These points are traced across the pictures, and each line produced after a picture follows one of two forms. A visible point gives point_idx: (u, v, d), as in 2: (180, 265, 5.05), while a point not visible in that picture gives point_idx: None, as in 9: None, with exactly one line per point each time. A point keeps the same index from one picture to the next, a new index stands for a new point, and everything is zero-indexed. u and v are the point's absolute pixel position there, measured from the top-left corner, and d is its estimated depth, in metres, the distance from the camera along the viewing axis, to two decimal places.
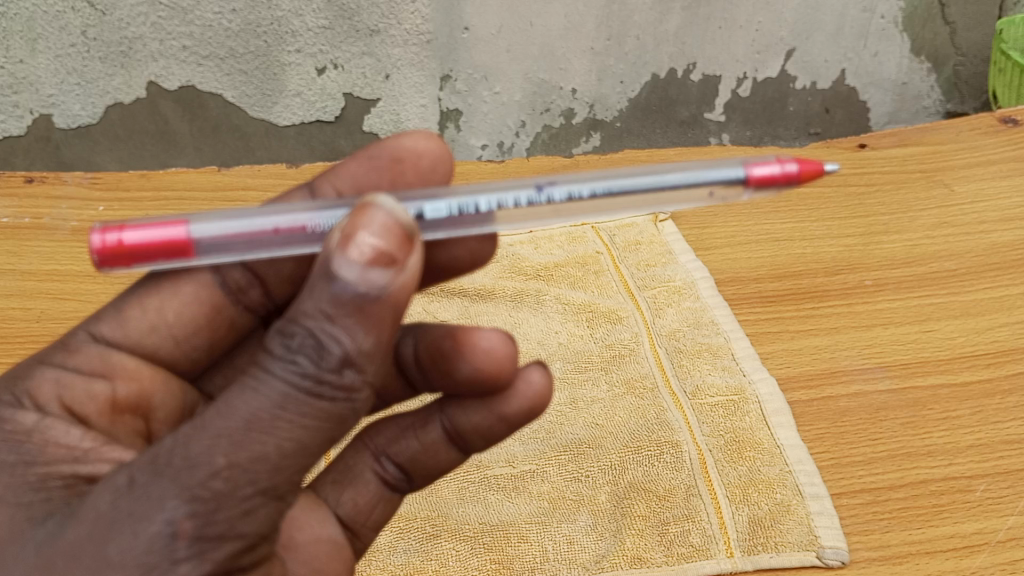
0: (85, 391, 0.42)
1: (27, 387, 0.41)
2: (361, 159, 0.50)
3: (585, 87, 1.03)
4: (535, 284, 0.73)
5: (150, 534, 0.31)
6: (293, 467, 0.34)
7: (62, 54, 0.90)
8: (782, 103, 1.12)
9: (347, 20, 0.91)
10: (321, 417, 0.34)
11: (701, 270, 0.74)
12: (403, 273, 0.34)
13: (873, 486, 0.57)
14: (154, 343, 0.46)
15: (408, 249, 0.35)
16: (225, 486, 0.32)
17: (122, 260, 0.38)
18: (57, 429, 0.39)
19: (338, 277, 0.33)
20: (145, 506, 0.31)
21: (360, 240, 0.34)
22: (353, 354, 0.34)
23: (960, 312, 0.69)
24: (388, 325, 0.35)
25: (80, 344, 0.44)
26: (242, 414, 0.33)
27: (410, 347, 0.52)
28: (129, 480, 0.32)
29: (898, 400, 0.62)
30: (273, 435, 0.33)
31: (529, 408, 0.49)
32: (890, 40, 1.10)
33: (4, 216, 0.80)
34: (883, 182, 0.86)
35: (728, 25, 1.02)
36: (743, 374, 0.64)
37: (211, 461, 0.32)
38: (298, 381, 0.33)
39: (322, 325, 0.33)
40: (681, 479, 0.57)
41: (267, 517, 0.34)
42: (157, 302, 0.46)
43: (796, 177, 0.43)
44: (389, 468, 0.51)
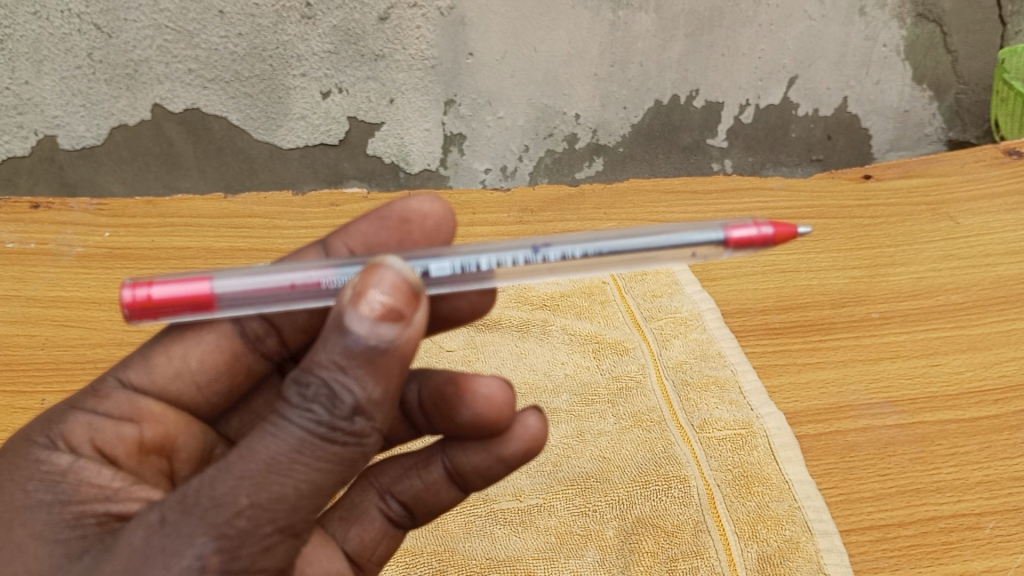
0: (116, 433, 0.43)
1: (61, 430, 0.41)
2: (372, 219, 0.51)
3: (588, 112, 1.02)
4: (541, 314, 0.73)
5: (180, 568, 0.31)
6: (309, 505, 0.34)
7: (68, 76, 0.89)
8: (784, 129, 1.10)
9: (352, 44, 0.91)
10: (333, 460, 0.34)
11: (707, 301, 0.74)
12: (410, 327, 0.35)
13: (882, 524, 0.57)
14: (177, 389, 0.47)
15: (416, 304, 0.35)
16: (249, 524, 0.32)
17: (149, 314, 0.40)
18: (89, 469, 0.40)
19: (350, 331, 0.34)
20: (176, 542, 0.31)
21: (371, 297, 0.34)
22: (364, 403, 0.34)
23: (967, 346, 0.69)
24: (396, 376, 0.35)
25: (108, 389, 0.45)
26: (263, 456, 0.33)
27: (413, 391, 0.52)
28: (161, 517, 0.32)
29: (906, 436, 0.62)
30: (289, 478, 0.33)
31: (526, 451, 0.49)
32: (891, 68, 1.08)
33: (10, 241, 0.80)
34: (888, 215, 0.86)
35: (731, 52, 1.01)
36: (751, 409, 0.64)
37: (235, 501, 0.32)
38: (313, 426, 0.33)
39: (335, 375, 0.34)
40: (689, 514, 0.57)
41: (287, 553, 0.34)
42: (181, 350, 0.47)
43: (772, 239, 0.43)
44: (393, 505, 0.51)
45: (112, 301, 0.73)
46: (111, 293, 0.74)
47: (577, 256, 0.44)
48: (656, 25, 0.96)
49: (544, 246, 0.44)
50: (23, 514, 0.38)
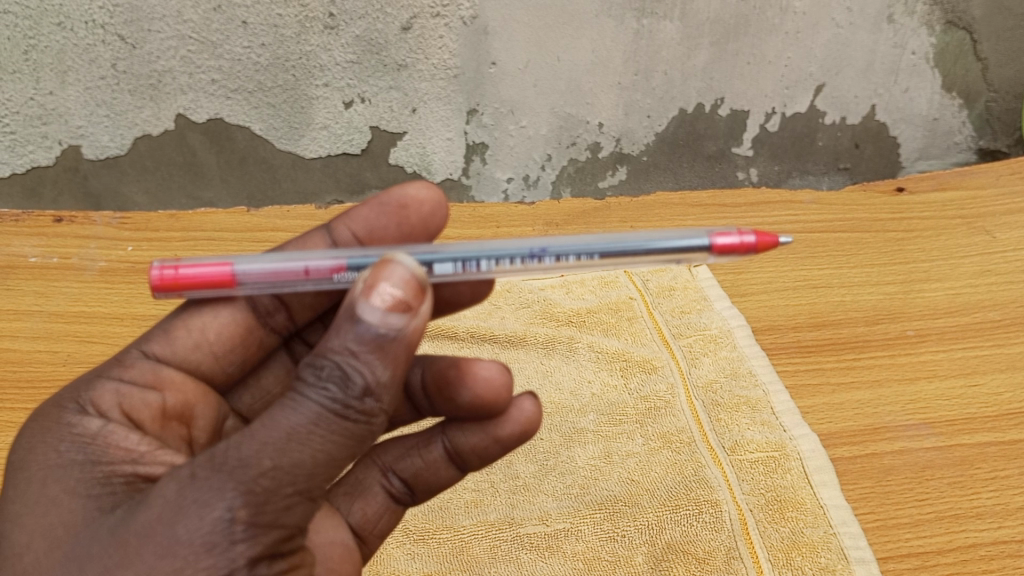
0: (143, 397, 0.43)
1: (90, 395, 0.42)
2: (373, 203, 0.51)
3: (613, 121, 0.97)
4: (567, 330, 0.72)
5: (212, 519, 0.32)
6: (325, 472, 0.35)
7: (92, 86, 0.87)
8: (810, 138, 1.03)
9: (375, 54, 0.88)
10: (345, 435, 0.34)
11: (737, 318, 0.73)
12: (416, 318, 0.36)
13: (921, 551, 0.55)
14: (197, 359, 0.48)
15: (423, 298, 0.36)
16: (273, 483, 0.33)
17: (174, 290, 0.42)
18: (118, 433, 0.40)
19: (361, 320, 0.34)
20: (207, 494, 0.32)
21: (382, 289, 0.35)
22: (374, 386, 0.35)
23: (1006, 365, 0.68)
24: (404, 363, 0.36)
25: (132, 359, 0.46)
26: (283, 426, 0.34)
27: (417, 373, 0.51)
28: (191, 472, 0.33)
29: (945, 459, 0.61)
30: (304, 448, 0.33)
31: (521, 433, 0.49)
32: (921, 76, 1.00)
33: (33, 256, 0.80)
34: (924, 228, 0.84)
35: (758, 60, 0.95)
36: (783, 430, 0.62)
37: (259, 462, 0.33)
38: (327, 403, 0.34)
39: (348, 359, 0.34)
40: (720, 540, 0.55)
41: (305, 513, 0.35)
42: (200, 323, 0.48)
43: (754, 246, 0.43)
44: (395, 482, 0.51)
45: (134, 315, 0.72)
46: (133, 306, 0.73)
47: (572, 259, 0.44)
48: (680, 34, 0.91)
49: (542, 249, 0.44)
50: (53, 472, 0.38)
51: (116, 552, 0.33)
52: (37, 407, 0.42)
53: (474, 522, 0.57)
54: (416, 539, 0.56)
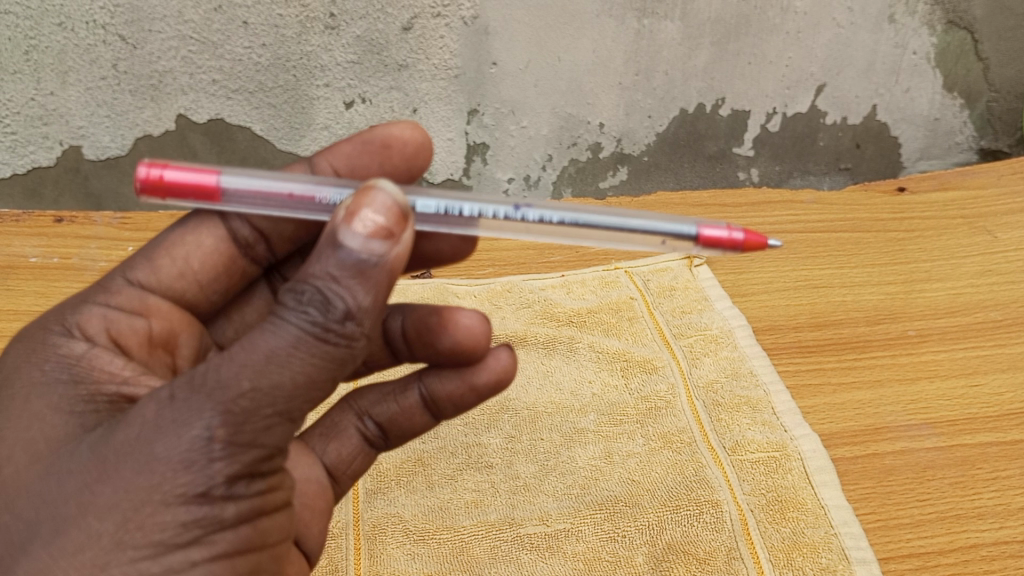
0: (129, 325, 0.45)
1: (77, 320, 0.43)
2: (356, 140, 0.51)
3: (614, 120, 0.97)
4: (567, 330, 0.72)
5: (190, 437, 0.32)
6: (304, 395, 0.35)
7: (93, 87, 0.87)
8: (811, 138, 1.02)
9: (376, 54, 0.88)
10: (327, 359, 0.34)
11: (738, 318, 0.72)
12: (399, 245, 0.36)
13: (922, 552, 0.55)
14: (181, 288, 0.48)
15: (405, 225, 0.36)
16: (251, 404, 0.33)
17: (158, 193, 0.41)
18: (102, 357, 0.41)
19: (343, 246, 0.34)
20: (185, 414, 0.33)
21: (365, 216, 0.35)
22: (356, 311, 0.35)
23: (1007, 365, 0.67)
24: (386, 290, 0.36)
25: (118, 286, 0.47)
26: (263, 348, 0.33)
27: (398, 321, 0.52)
28: (170, 393, 0.34)
29: (946, 459, 0.60)
30: (283, 371, 0.33)
31: (496, 383, 0.50)
32: (921, 76, 0.99)
33: (33, 255, 0.80)
34: (924, 228, 0.84)
35: (759, 60, 0.94)
36: (785, 430, 0.62)
37: (237, 383, 0.33)
38: (307, 327, 0.34)
39: (329, 284, 0.34)
40: (721, 540, 0.55)
41: (284, 434, 0.35)
42: (184, 252, 0.48)
43: (741, 244, 0.44)
44: (370, 426, 0.51)
45: None
46: None
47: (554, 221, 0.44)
48: (681, 34, 0.90)
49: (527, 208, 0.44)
50: (39, 389, 0.39)
51: (96, 467, 0.33)
52: (26, 327, 0.44)
53: (474, 522, 0.57)
54: (416, 540, 0.56)
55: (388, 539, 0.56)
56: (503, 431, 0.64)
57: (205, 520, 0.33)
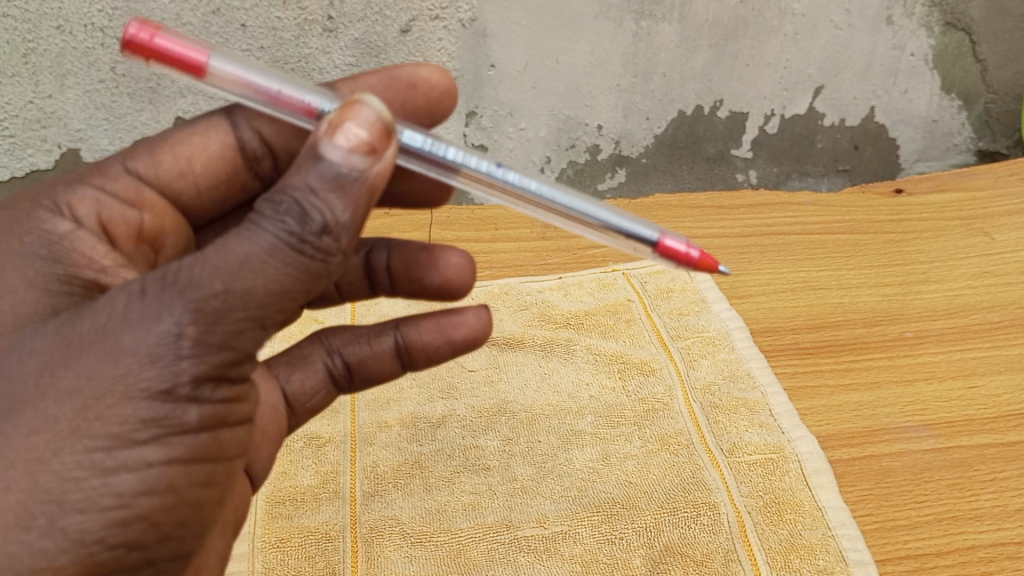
0: (122, 212, 0.46)
1: (69, 199, 0.45)
2: (383, 74, 0.50)
3: (611, 123, 0.97)
4: (565, 332, 0.72)
5: (158, 332, 0.32)
6: (279, 303, 0.34)
7: (92, 89, 0.87)
8: (809, 140, 1.02)
9: (374, 57, 0.88)
10: (302, 270, 0.34)
11: (735, 319, 0.73)
12: (379, 163, 0.36)
13: (920, 553, 0.55)
14: (180, 187, 0.49)
15: (387, 143, 0.36)
16: (223, 305, 0.33)
17: (144, 54, 0.40)
18: (86, 242, 0.43)
19: (323, 158, 0.34)
20: (155, 309, 0.33)
21: (347, 129, 0.35)
22: (334, 225, 0.35)
23: (1005, 367, 0.67)
24: (364, 207, 0.36)
25: (118, 172, 0.48)
26: (237, 253, 0.33)
27: (382, 255, 0.55)
28: (142, 288, 0.34)
29: (943, 461, 0.60)
30: (258, 277, 0.33)
31: (470, 339, 0.53)
32: (919, 78, 0.98)
33: None
34: (922, 230, 0.84)
35: (756, 62, 0.93)
36: (782, 432, 0.62)
37: (209, 285, 0.33)
38: (284, 237, 0.34)
39: (307, 196, 0.34)
40: (719, 542, 0.55)
41: (256, 340, 0.35)
42: (188, 152, 0.49)
43: (697, 262, 0.44)
44: (338, 365, 0.54)
45: None
46: None
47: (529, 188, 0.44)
48: (679, 36, 0.90)
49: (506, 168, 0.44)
50: (17, 261, 0.41)
51: (63, 352, 0.34)
52: (18, 196, 0.46)
53: (471, 525, 0.57)
54: (414, 542, 0.56)
55: (385, 541, 0.56)
56: (501, 433, 0.64)
57: (167, 420, 0.33)
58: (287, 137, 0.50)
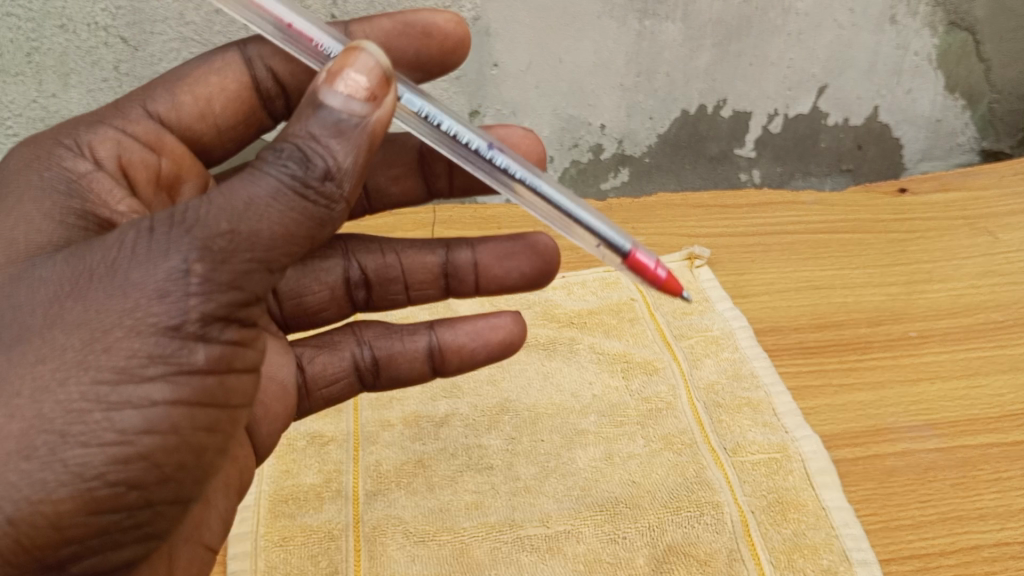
0: (141, 156, 0.48)
1: (90, 140, 0.47)
2: (396, 20, 0.52)
3: (614, 122, 0.96)
4: (569, 331, 0.72)
5: (167, 268, 0.33)
6: (285, 247, 0.35)
7: (95, 89, 0.84)
8: (813, 140, 1.01)
9: None
10: (305, 215, 0.36)
11: (739, 318, 0.72)
12: (380, 110, 0.37)
13: (923, 553, 0.55)
14: (198, 129, 0.52)
15: (388, 92, 0.38)
16: (229, 245, 0.34)
17: None
18: (103, 184, 0.45)
19: (324, 105, 0.36)
20: (164, 246, 0.34)
21: (348, 76, 0.36)
22: (337, 171, 0.36)
23: (1008, 366, 0.67)
24: (366, 154, 0.37)
25: (137, 115, 0.50)
26: (242, 196, 0.34)
27: (467, 253, 0.57)
28: (150, 226, 0.35)
29: (947, 460, 0.60)
30: (263, 219, 0.34)
31: (505, 345, 0.56)
32: (923, 78, 0.98)
33: None
34: (926, 229, 0.84)
35: (760, 62, 0.93)
36: (786, 431, 0.62)
37: (216, 224, 0.34)
38: (288, 180, 0.35)
39: (310, 142, 0.35)
40: (722, 542, 0.55)
41: (263, 283, 0.36)
42: (206, 92, 0.52)
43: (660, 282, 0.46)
44: (365, 357, 0.56)
45: None
46: None
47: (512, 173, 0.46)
48: (682, 35, 0.89)
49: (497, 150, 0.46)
50: (34, 194, 0.43)
51: (72, 284, 0.34)
52: (41, 133, 0.48)
53: (475, 524, 0.57)
54: (416, 541, 0.56)
55: (389, 540, 0.56)
56: (504, 432, 0.64)
57: (173, 357, 0.33)
58: (300, 78, 0.53)
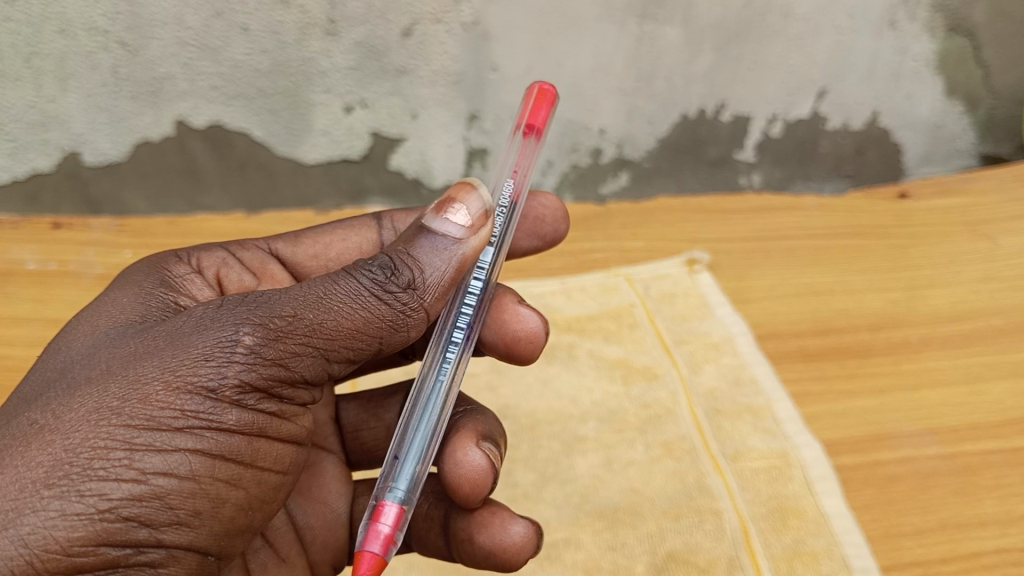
0: (238, 277, 0.53)
1: (199, 253, 0.52)
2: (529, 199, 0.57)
3: (614, 126, 0.94)
4: (568, 336, 0.71)
5: (220, 338, 0.36)
6: (348, 342, 0.39)
7: (94, 93, 0.80)
8: (813, 144, 1.01)
9: (376, 60, 0.82)
10: (375, 314, 0.39)
11: (740, 324, 0.72)
12: (472, 240, 0.42)
13: (924, 560, 0.54)
14: (312, 269, 0.56)
15: (482, 227, 0.42)
16: (287, 326, 0.37)
17: (541, 102, 0.50)
18: (192, 286, 0.48)
19: (427, 229, 0.42)
20: (224, 321, 0.37)
21: (452, 207, 0.42)
22: (419, 285, 0.40)
23: (1009, 373, 0.67)
24: (452, 278, 0.41)
25: (254, 246, 0.55)
26: (317, 289, 0.39)
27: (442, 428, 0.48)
28: (221, 303, 0.38)
29: (948, 467, 0.60)
30: (333, 311, 0.38)
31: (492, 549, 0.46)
32: (924, 82, 0.98)
33: (31, 261, 0.83)
34: (925, 235, 0.83)
35: (760, 67, 0.92)
36: (786, 437, 0.62)
37: (280, 307, 0.37)
38: (369, 284, 0.39)
39: (404, 257, 0.41)
40: (723, 549, 0.54)
41: (316, 370, 0.38)
42: (329, 240, 0.56)
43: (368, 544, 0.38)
44: None
45: None
46: None
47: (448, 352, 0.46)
48: (683, 39, 0.88)
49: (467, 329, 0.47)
50: (136, 279, 0.46)
51: (133, 345, 0.37)
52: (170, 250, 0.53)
53: None
54: None
55: None
56: None
57: (205, 415, 0.35)
58: None
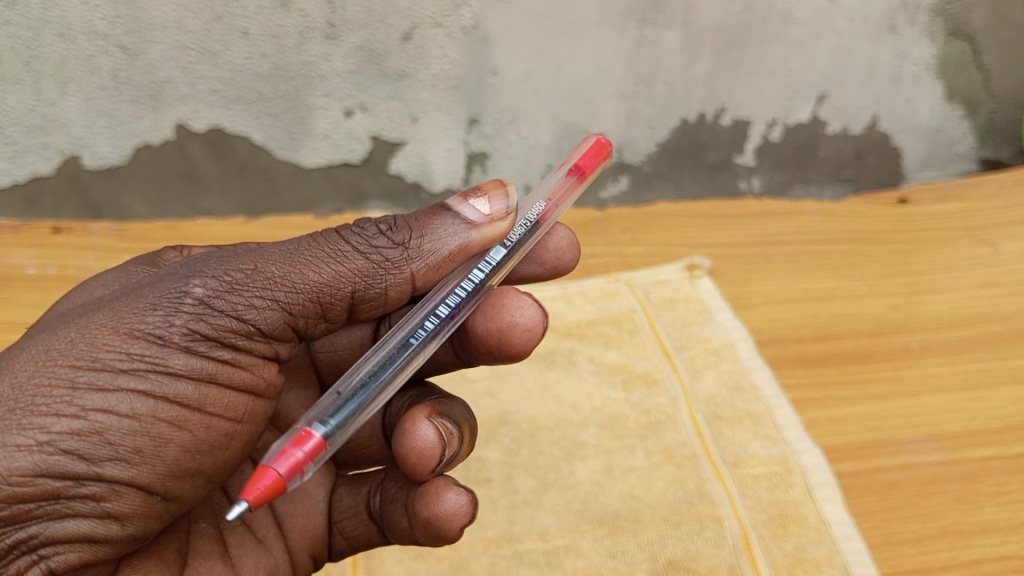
0: None
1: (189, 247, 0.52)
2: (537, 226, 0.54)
3: (614, 131, 0.94)
4: (568, 342, 0.71)
5: (174, 288, 0.39)
6: (313, 295, 0.41)
7: (94, 97, 0.80)
8: (813, 149, 1.01)
9: (376, 64, 0.82)
10: (346, 269, 0.42)
11: (740, 330, 0.72)
12: (488, 227, 0.44)
13: (925, 568, 0.54)
14: None
15: (502, 221, 0.45)
16: (243, 277, 0.40)
17: (593, 151, 0.51)
18: None
19: (447, 208, 0.45)
20: (187, 272, 0.40)
21: (477, 195, 0.45)
22: (411, 249, 0.43)
23: (1009, 379, 0.67)
24: (452, 250, 0.44)
25: None
26: (293, 245, 0.42)
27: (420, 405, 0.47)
28: (191, 261, 0.41)
29: (949, 473, 0.60)
30: (301, 265, 0.41)
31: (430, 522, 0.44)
32: (924, 87, 0.97)
33: (30, 267, 0.83)
34: (925, 240, 0.83)
35: (759, 71, 0.92)
36: (787, 443, 0.62)
37: (244, 261, 0.40)
38: (355, 243, 0.42)
39: (410, 224, 0.44)
40: (723, 557, 0.54)
41: (275, 322, 0.41)
42: None
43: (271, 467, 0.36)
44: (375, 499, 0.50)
45: None
46: None
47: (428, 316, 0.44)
48: (682, 43, 0.88)
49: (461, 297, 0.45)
50: (124, 265, 0.49)
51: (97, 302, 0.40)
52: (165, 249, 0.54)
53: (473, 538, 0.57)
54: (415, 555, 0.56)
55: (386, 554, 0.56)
56: (503, 445, 0.63)
57: (153, 359, 0.38)
58: None
